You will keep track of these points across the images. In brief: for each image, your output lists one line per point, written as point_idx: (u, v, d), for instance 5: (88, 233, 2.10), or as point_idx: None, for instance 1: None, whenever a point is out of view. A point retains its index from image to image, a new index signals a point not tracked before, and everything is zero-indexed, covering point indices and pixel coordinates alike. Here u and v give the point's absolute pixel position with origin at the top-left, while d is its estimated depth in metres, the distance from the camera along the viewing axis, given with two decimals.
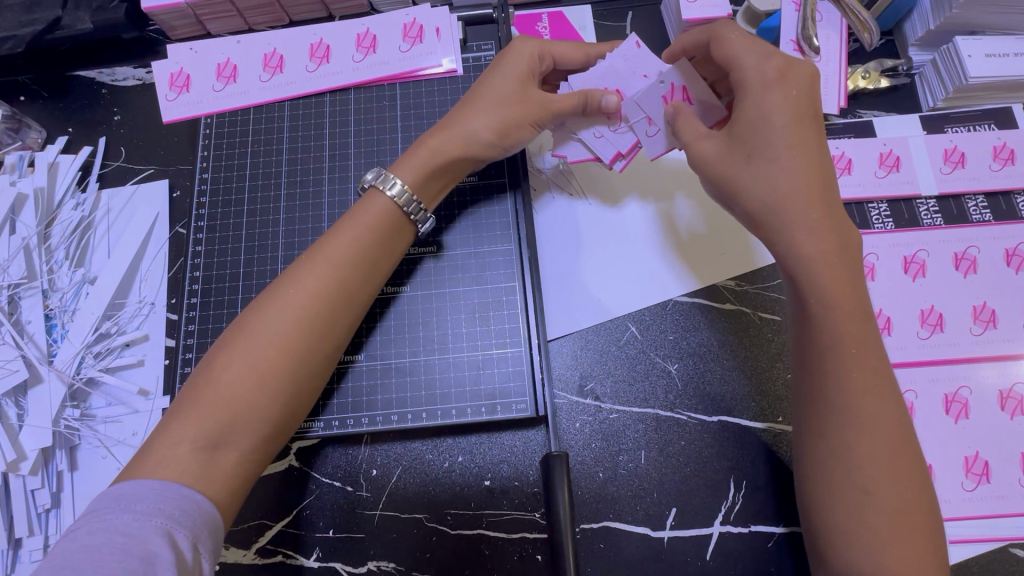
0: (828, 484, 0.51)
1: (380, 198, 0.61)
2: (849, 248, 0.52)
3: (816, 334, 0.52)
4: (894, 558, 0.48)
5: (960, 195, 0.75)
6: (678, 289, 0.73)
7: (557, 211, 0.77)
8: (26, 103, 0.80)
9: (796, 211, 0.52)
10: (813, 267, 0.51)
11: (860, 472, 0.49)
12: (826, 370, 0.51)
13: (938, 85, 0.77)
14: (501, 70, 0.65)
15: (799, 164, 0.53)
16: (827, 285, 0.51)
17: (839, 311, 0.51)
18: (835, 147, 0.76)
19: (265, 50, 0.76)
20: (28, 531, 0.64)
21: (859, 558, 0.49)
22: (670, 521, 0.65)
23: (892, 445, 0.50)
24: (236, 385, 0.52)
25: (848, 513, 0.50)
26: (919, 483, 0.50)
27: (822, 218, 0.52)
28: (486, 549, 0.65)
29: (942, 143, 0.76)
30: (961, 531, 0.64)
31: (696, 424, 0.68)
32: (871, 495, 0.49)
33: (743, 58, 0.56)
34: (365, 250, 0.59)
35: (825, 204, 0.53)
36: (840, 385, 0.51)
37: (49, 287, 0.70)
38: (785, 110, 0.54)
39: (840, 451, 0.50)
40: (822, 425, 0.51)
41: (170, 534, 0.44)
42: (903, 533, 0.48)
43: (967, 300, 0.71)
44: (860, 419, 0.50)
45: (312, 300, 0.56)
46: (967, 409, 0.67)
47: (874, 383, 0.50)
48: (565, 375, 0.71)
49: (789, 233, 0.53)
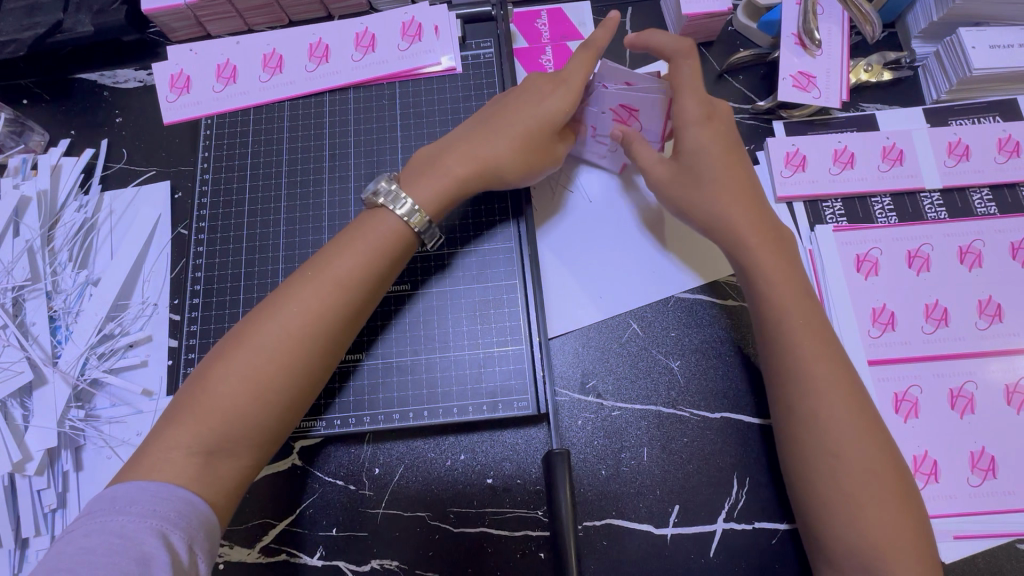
0: (802, 453, 0.57)
1: (392, 218, 0.60)
2: (782, 241, 0.63)
3: (770, 321, 0.60)
4: (869, 515, 0.54)
5: (964, 188, 0.74)
6: (679, 286, 0.72)
7: (555, 207, 0.76)
8: (28, 106, 0.80)
9: (739, 215, 0.62)
10: (755, 259, 0.61)
11: (827, 439, 0.56)
12: (785, 352, 0.59)
13: (941, 77, 0.76)
14: (538, 111, 0.64)
15: (734, 178, 0.63)
16: (771, 273, 0.61)
17: (782, 296, 0.60)
18: (837, 141, 0.75)
19: (265, 50, 0.77)
20: (35, 531, 0.65)
21: (843, 523, 0.54)
22: (673, 518, 0.65)
23: (852, 411, 0.56)
24: (233, 398, 0.52)
25: (825, 479, 0.55)
26: (883, 446, 0.56)
27: (757, 218, 0.63)
28: (489, 546, 0.65)
29: (946, 136, 0.75)
30: (966, 526, 0.63)
31: (698, 421, 0.68)
32: (841, 457, 0.55)
33: (682, 95, 0.64)
34: (376, 271, 0.59)
35: (757, 207, 0.63)
36: (799, 361, 0.58)
37: (52, 289, 0.71)
38: (714, 139, 0.64)
39: (807, 420, 0.57)
40: (790, 401, 0.58)
41: (164, 535, 0.45)
42: (873, 491, 0.54)
43: (973, 294, 0.70)
44: (820, 389, 0.57)
45: (311, 317, 0.55)
46: (973, 403, 0.67)
47: (824, 360, 0.58)
48: (567, 373, 0.70)
49: (736, 236, 0.62)
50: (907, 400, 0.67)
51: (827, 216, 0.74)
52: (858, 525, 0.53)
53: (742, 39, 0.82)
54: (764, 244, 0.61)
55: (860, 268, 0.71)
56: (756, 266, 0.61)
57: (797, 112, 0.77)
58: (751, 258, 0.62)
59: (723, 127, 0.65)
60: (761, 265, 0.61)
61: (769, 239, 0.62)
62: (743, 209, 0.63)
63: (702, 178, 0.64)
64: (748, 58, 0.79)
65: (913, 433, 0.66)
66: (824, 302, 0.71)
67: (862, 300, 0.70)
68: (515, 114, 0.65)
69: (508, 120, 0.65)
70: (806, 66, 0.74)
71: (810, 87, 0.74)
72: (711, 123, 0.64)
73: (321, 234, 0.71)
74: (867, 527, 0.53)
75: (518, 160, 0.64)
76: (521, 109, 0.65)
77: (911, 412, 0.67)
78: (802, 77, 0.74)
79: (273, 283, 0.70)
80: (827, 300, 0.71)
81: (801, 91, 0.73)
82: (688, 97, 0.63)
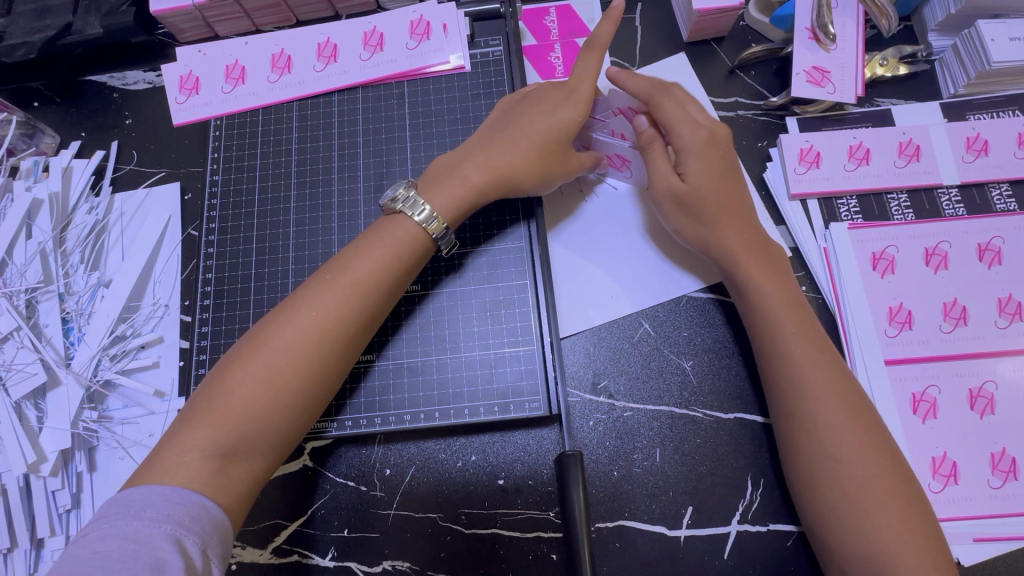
0: (804, 459, 0.57)
1: (410, 224, 0.60)
2: (771, 256, 0.64)
3: (763, 329, 0.61)
4: (878, 519, 0.53)
5: (983, 184, 0.73)
6: (692, 283, 0.71)
7: (566, 205, 0.76)
8: (39, 108, 0.81)
9: (731, 231, 0.63)
10: (745, 272, 0.63)
11: (826, 443, 0.56)
12: (778, 357, 0.60)
13: (959, 70, 0.75)
14: (554, 119, 0.64)
15: (727, 196, 0.64)
16: (760, 285, 0.62)
17: (773, 305, 0.61)
18: (852, 137, 0.74)
19: (273, 50, 0.76)
20: (50, 532, 0.65)
21: (852, 529, 0.53)
22: (687, 519, 0.64)
23: (850, 415, 0.56)
24: (250, 402, 0.52)
25: (829, 483, 0.55)
26: (885, 448, 0.56)
27: (748, 233, 0.64)
28: (501, 548, 0.65)
29: (964, 131, 0.74)
30: (985, 529, 0.62)
31: (712, 422, 0.67)
32: (842, 461, 0.55)
33: (677, 126, 0.64)
34: (394, 275, 0.59)
35: (747, 226, 0.64)
36: (792, 367, 0.59)
37: (65, 291, 0.71)
38: (709, 164, 0.64)
39: (808, 425, 0.57)
40: (788, 408, 0.59)
41: (178, 540, 0.45)
42: (880, 496, 0.54)
43: (992, 292, 0.69)
44: (817, 394, 0.57)
45: (331, 322, 0.55)
46: (993, 404, 0.65)
47: (819, 365, 0.58)
48: (578, 373, 0.70)
49: (725, 254, 0.63)
50: (924, 400, 0.66)
51: (842, 212, 0.73)
52: (865, 529, 0.53)
53: (754, 34, 0.81)
54: (754, 259, 0.63)
55: (876, 266, 0.70)
56: (749, 280, 0.62)
57: (811, 108, 0.75)
58: (743, 271, 0.63)
59: (721, 150, 0.65)
60: (754, 279, 0.62)
61: (758, 251, 0.63)
62: (736, 227, 0.64)
63: (700, 201, 0.64)
64: (760, 54, 0.78)
65: (931, 434, 0.65)
66: (839, 301, 0.70)
67: (878, 298, 0.69)
68: (535, 122, 0.64)
69: (527, 129, 0.64)
70: (821, 61, 0.73)
71: (825, 83, 0.73)
72: (709, 147, 0.64)
73: (330, 235, 0.71)
74: (874, 531, 0.53)
75: (537, 169, 0.64)
76: (537, 116, 0.64)
77: (929, 413, 0.66)
78: (817, 72, 0.73)
79: (283, 284, 0.70)
80: (842, 299, 0.70)
81: (815, 87, 0.72)
82: (681, 126, 0.64)
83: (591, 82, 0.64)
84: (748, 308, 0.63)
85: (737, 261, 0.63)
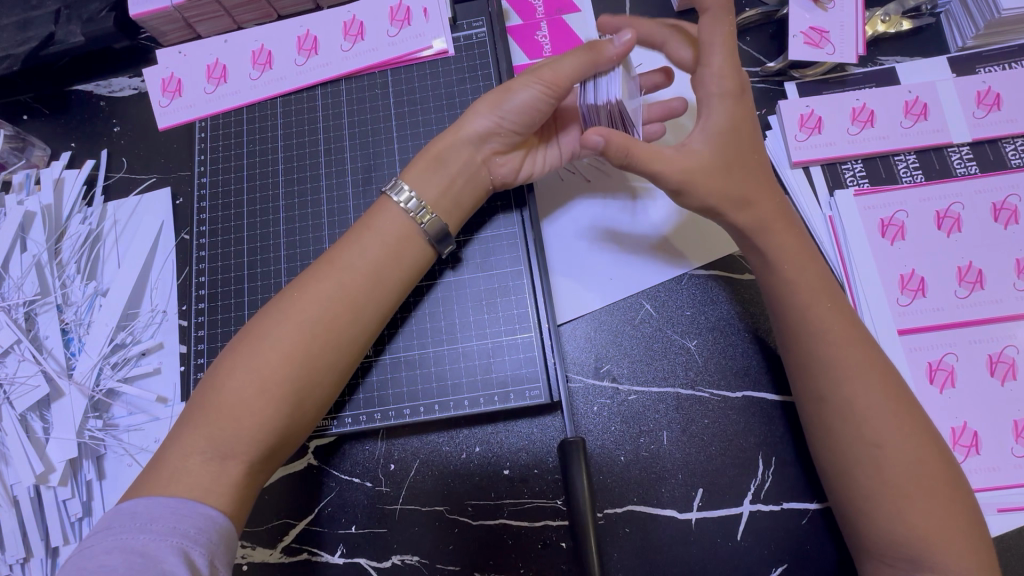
0: (838, 446, 0.54)
1: (394, 210, 0.61)
2: (795, 231, 0.60)
3: (796, 310, 0.57)
4: (918, 508, 0.50)
5: (996, 140, 0.69)
6: (690, 264, 0.69)
7: (555, 187, 0.74)
8: (28, 121, 0.81)
9: (755, 209, 0.59)
10: (772, 245, 0.58)
11: (864, 428, 0.53)
12: (812, 336, 0.56)
13: (966, 21, 0.71)
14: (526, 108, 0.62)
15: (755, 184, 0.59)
16: (789, 257, 0.58)
17: (799, 284, 0.57)
18: (856, 99, 0.71)
19: (253, 46, 0.75)
20: (63, 540, 0.66)
21: (889, 517, 0.51)
22: (697, 502, 0.63)
23: (884, 398, 0.53)
24: (241, 390, 0.52)
25: (866, 472, 0.52)
26: (923, 429, 0.53)
27: (771, 206, 0.59)
28: (509, 538, 0.64)
29: (974, 85, 0.70)
30: (1011, 499, 0.60)
31: (718, 401, 0.65)
32: (882, 446, 0.52)
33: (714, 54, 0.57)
34: (380, 263, 0.58)
35: (772, 202, 0.60)
36: (822, 349, 0.55)
37: (63, 302, 0.71)
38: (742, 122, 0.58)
39: (841, 409, 0.54)
40: (818, 391, 0.55)
41: (186, 553, 0.45)
42: (919, 481, 0.51)
43: (1010, 253, 0.66)
44: (849, 379, 0.54)
45: (325, 311, 0.55)
46: (1014, 369, 0.63)
47: (853, 344, 0.55)
48: (580, 358, 0.68)
49: (754, 232, 0.59)
50: (942, 369, 0.63)
51: (847, 178, 0.70)
52: (903, 517, 0.50)
53: None
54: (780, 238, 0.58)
55: (886, 233, 0.67)
56: (777, 259, 0.58)
57: (811, 71, 0.72)
58: (763, 252, 0.59)
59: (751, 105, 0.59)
60: (783, 253, 0.58)
61: (784, 222, 0.59)
62: (762, 200, 0.59)
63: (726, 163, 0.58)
64: (755, 18, 0.75)
65: (949, 404, 0.62)
66: (848, 271, 0.67)
67: (890, 266, 0.67)
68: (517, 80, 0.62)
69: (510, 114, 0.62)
70: (818, 20, 0.71)
71: (822, 44, 0.70)
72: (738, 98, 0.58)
73: (321, 231, 0.70)
74: (913, 518, 0.50)
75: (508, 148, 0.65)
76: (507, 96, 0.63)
77: (947, 382, 0.63)
78: (814, 33, 0.70)
79: (276, 283, 0.69)
80: (851, 270, 0.67)
81: (813, 48, 0.70)
82: (724, 70, 0.57)
83: (573, 65, 0.59)
84: (770, 287, 0.59)
85: (762, 232, 0.58)
